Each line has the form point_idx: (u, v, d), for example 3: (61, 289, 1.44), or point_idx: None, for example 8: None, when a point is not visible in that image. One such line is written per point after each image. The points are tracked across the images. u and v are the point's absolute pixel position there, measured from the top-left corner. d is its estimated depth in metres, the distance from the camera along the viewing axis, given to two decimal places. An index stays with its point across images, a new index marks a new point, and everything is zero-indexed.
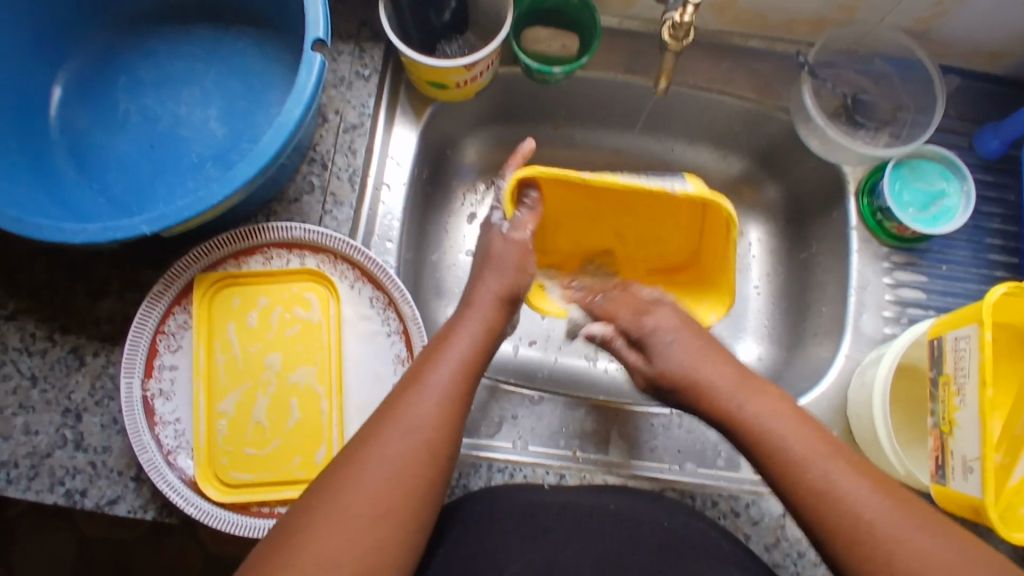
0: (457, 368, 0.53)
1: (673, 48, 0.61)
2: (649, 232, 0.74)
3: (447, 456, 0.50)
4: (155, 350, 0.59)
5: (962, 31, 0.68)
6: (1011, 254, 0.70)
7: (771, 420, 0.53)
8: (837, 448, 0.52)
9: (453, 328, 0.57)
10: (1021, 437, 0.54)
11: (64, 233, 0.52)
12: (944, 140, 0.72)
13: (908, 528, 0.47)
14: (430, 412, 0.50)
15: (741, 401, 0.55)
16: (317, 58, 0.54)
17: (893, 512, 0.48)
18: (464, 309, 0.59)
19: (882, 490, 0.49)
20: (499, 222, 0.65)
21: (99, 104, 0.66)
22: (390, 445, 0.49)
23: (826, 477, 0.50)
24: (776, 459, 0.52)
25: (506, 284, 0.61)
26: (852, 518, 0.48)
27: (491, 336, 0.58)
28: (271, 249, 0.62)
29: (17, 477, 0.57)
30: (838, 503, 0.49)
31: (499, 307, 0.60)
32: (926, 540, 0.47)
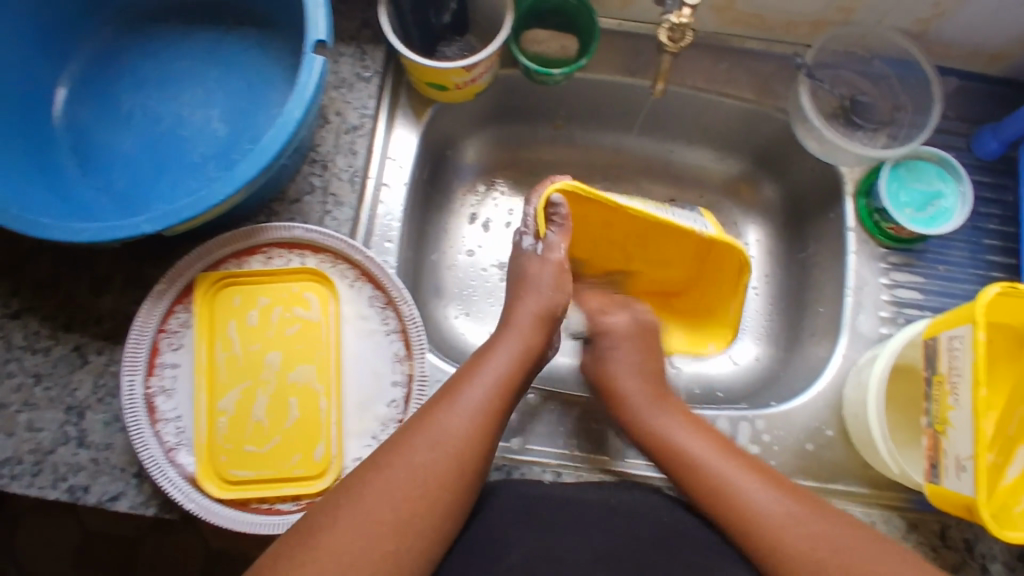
0: (495, 385, 0.55)
1: (670, 49, 0.62)
2: (654, 256, 0.74)
3: (477, 471, 0.51)
4: (157, 348, 0.60)
5: (960, 32, 0.69)
6: (1008, 256, 0.71)
7: (676, 431, 0.59)
8: (732, 450, 0.57)
9: (490, 347, 0.59)
10: (1012, 436, 0.55)
11: (68, 232, 0.52)
12: (942, 141, 0.73)
13: (788, 513, 0.51)
14: (464, 423, 0.51)
15: (652, 415, 0.61)
16: (317, 60, 0.55)
17: (776, 501, 0.52)
18: (506, 327, 0.61)
19: (767, 485, 0.53)
20: (531, 244, 0.66)
21: (103, 106, 0.67)
22: (421, 452, 0.49)
23: (717, 472, 0.55)
24: (678, 463, 0.57)
25: (546, 306, 0.62)
26: (740, 512, 0.52)
27: (531, 355, 0.59)
28: (272, 249, 0.63)
29: (20, 474, 0.58)
30: (726, 496, 0.53)
31: (538, 327, 0.61)
32: (812, 525, 0.50)
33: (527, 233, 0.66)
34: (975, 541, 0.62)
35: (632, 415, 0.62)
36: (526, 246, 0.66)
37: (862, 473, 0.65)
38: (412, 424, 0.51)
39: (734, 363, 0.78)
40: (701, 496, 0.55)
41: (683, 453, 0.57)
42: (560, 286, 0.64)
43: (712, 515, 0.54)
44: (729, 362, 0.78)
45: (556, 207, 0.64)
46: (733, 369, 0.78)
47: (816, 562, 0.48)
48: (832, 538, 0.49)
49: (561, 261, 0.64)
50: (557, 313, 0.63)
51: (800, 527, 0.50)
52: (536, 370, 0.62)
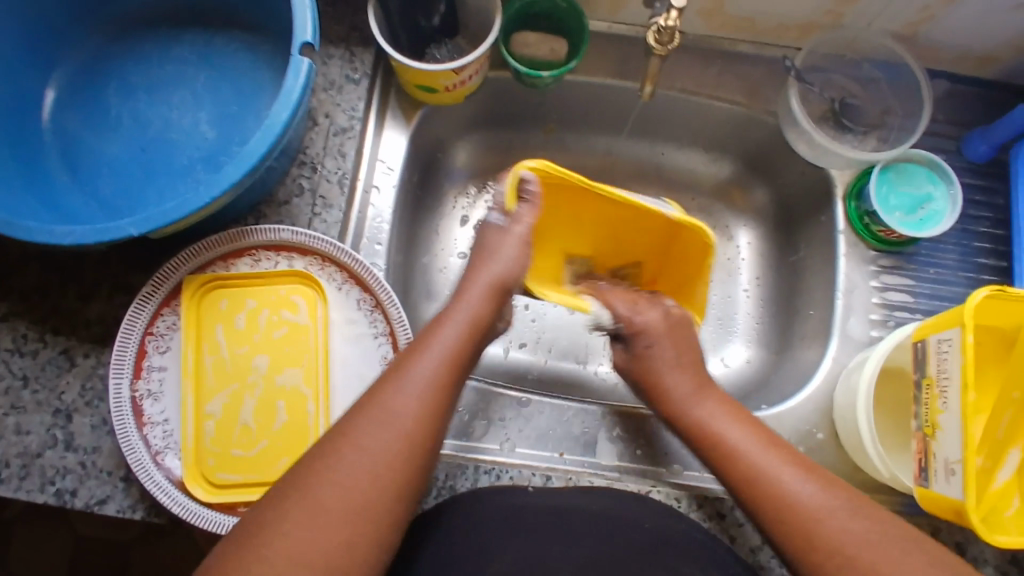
0: (444, 361, 0.54)
1: (658, 52, 0.62)
2: (622, 245, 0.76)
3: (428, 447, 0.50)
4: (144, 351, 0.59)
5: (949, 36, 0.69)
6: (999, 258, 0.71)
7: (715, 419, 0.58)
8: (774, 442, 0.55)
9: (441, 320, 0.57)
10: (1002, 440, 0.55)
11: (53, 235, 0.52)
12: (932, 144, 0.73)
13: (827, 504, 0.50)
14: (411, 402, 0.50)
15: (691, 405, 0.59)
16: (304, 62, 0.55)
17: (811, 491, 0.51)
18: (455, 299, 0.60)
19: (809, 477, 0.52)
20: (498, 218, 0.65)
21: (93, 109, 0.67)
22: (371, 436, 0.48)
23: (755, 461, 0.53)
24: (718, 451, 0.56)
25: (496, 278, 0.61)
26: (781, 504, 0.51)
27: (478, 327, 0.58)
28: (260, 252, 0.63)
29: (7, 477, 0.57)
30: (762, 488, 0.52)
31: (489, 298, 0.61)
32: (850, 516, 0.49)
33: (497, 209, 0.66)
34: (967, 545, 0.62)
35: (670, 404, 0.61)
36: (495, 221, 0.65)
37: (852, 476, 0.65)
38: (358, 406, 0.51)
39: (726, 366, 0.78)
40: (740, 488, 0.53)
41: (726, 443, 0.56)
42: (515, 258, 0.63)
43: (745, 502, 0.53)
44: (721, 365, 0.78)
45: (527, 183, 0.63)
46: (725, 372, 0.78)
47: (851, 560, 0.47)
48: (859, 529, 0.48)
49: (525, 234, 0.63)
50: (509, 286, 0.62)
51: (830, 520, 0.48)
52: (488, 341, 0.61)
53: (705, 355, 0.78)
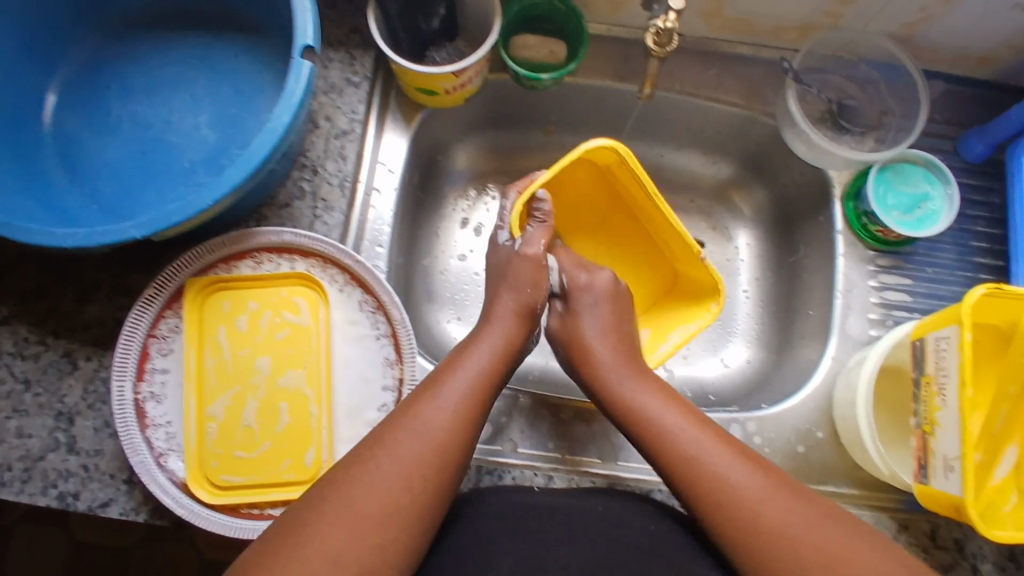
0: (478, 380, 0.54)
1: (656, 54, 0.63)
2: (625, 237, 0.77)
3: (459, 463, 0.50)
4: (147, 353, 0.60)
5: (945, 37, 0.69)
6: (996, 257, 0.71)
7: (649, 404, 0.56)
8: (712, 426, 0.54)
9: (472, 341, 0.58)
10: (998, 436, 0.55)
11: (55, 237, 0.52)
12: (930, 144, 0.73)
13: (760, 490, 0.49)
14: (446, 416, 0.51)
15: (623, 385, 0.58)
16: (306, 65, 0.55)
17: (745, 475, 0.50)
18: (485, 321, 0.60)
19: (746, 464, 0.51)
20: (506, 240, 0.64)
21: (93, 112, 0.67)
22: (405, 446, 0.49)
23: (689, 442, 0.52)
24: (646, 433, 0.55)
25: (523, 300, 0.61)
26: (716, 491, 0.49)
27: (511, 349, 0.58)
28: (261, 254, 0.63)
29: (9, 481, 0.57)
30: (703, 468, 0.51)
31: (519, 321, 0.60)
32: (789, 507, 0.48)
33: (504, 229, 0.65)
34: (966, 541, 0.62)
35: (601, 382, 0.59)
36: (501, 241, 0.65)
37: (852, 474, 0.66)
38: (393, 418, 0.51)
39: (725, 366, 0.78)
40: (675, 474, 0.52)
41: (656, 427, 0.54)
42: (530, 276, 0.62)
43: (673, 482, 0.52)
44: (720, 365, 0.78)
45: (540, 202, 0.64)
46: (724, 372, 0.78)
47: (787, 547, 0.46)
48: (813, 521, 0.47)
49: (537, 255, 0.62)
50: (536, 307, 0.61)
51: (769, 509, 0.48)
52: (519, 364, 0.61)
53: (705, 356, 0.79)
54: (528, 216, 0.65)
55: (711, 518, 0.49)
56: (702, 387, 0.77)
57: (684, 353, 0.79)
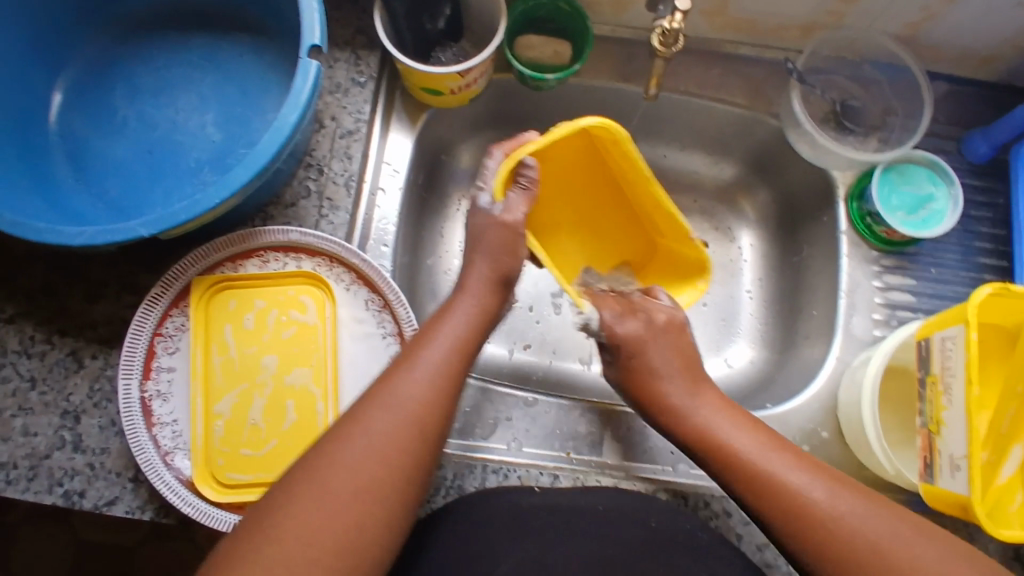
0: (450, 350, 0.54)
1: (662, 54, 0.63)
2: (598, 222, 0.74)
3: (438, 431, 0.51)
4: (153, 351, 0.60)
5: (948, 37, 0.70)
6: (1000, 257, 0.71)
7: (721, 424, 0.57)
8: (781, 443, 0.55)
9: (444, 309, 0.57)
10: (1005, 434, 0.55)
11: (63, 235, 0.53)
12: (933, 145, 0.73)
13: (825, 500, 0.50)
14: (420, 388, 0.51)
15: (691, 405, 0.59)
16: (313, 65, 0.55)
17: (821, 490, 0.51)
18: (457, 292, 0.59)
19: (811, 474, 0.52)
20: (488, 204, 0.60)
21: (99, 112, 0.67)
22: (378, 420, 0.49)
23: (762, 461, 0.53)
24: (715, 450, 0.56)
25: (499, 269, 0.59)
26: (792, 504, 0.51)
27: (484, 317, 0.58)
28: (268, 253, 0.63)
29: (16, 479, 0.57)
30: (780, 486, 0.52)
31: (495, 291, 0.59)
32: (862, 513, 0.49)
33: (485, 190, 0.60)
34: (971, 542, 0.62)
35: (660, 400, 0.60)
36: (483, 204, 0.60)
37: (857, 474, 0.66)
38: (369, 392, 0.51)
39: (729, 366, 0.78)
40: (749, 491, 0.53)
41: (724, 447, 0.55)
42: (507, 247, 0.59)
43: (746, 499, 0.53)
44: (724, 365, 0.78)
45: (527, 167, 0.60)
46: (728, 372, 0.78)
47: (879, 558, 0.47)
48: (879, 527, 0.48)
49: (517, 223, 0.58)
50: (512, 276, 0.60)
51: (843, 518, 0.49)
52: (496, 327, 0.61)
53: (709, 355, 0.79)
54: (512, 182, 0.61)
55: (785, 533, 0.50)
56: None
57: None
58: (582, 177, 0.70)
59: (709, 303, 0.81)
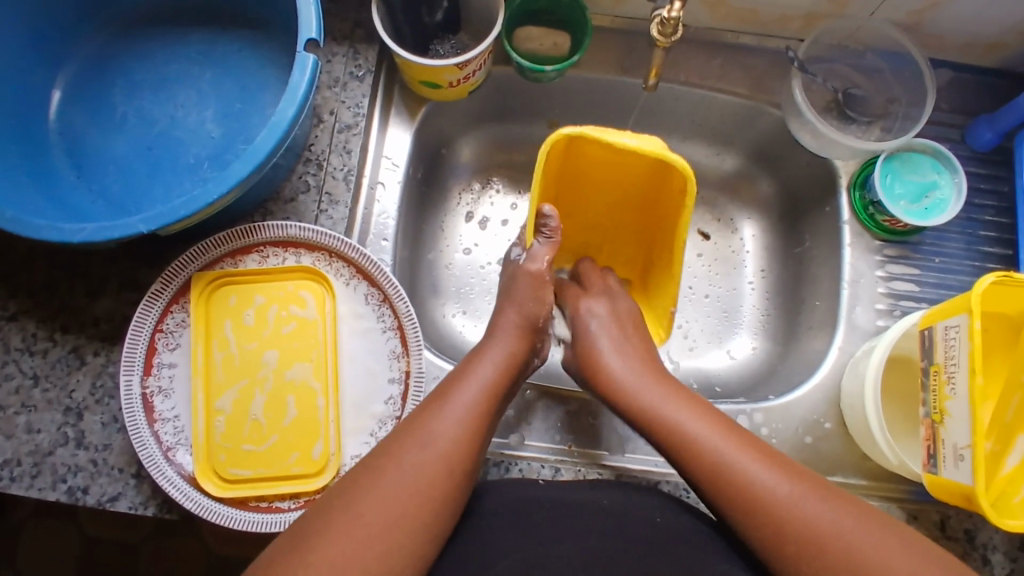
0: (485, 392, 0.55)
1: (662, 44, 0.62)
2: (614, 237, 0.76)
3: (469, 469, 0.50)
4: (154, 348, 0.60)
5: (952, 24, 0.69)
6: (1005, 246, 0.71)
7: (668, 408, 0.57)
8: (729, 427, 0.55)
9: (478, 354, 0.58)
10: (1010, 425, 0.54)
11: (63, 232, 0.53)
12: (937, 133, 0.73)
13: (791, 492, 0.50)
14: (454, 428, 0.51)
15: (640, 390, 0.59)
16: (311, 58, 0.55)
17: (774, 478, 0.50)
18: (490, 336, 0.61)
19: (770, 465, 0.52)
20: (517, 256, 0.67)
21: (98, 109, 0.67)
22: (411, 458, 0.49)
23: (713, 448, 0.53)
24: (669, 437, 0.55)
25: (526, 316, 0.62)
26: (739, 489, 0.50)
27: (515, 363, 0.58)
28: (267, 248, 0.63)
29: (19, 476, 0.58)
30: (728, 475, 0.51)
31: (521, 336, 0.61)
32: (817, 503, 0.49)
33: (518, 245, 0.68)
34: (976, 532, 0.62)
35: (621, 387, 0.60)
36: (515, 257, 0.68)
37: (861, 466, 0.65)
38: (401, 432, 0.52)
39: (732, 358, 0.78)
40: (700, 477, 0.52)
41: (676, 432, 0.55)
42: (535, 296, 0.63)
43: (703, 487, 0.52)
44: (727, 357, 0.78)
45: (545, 219, 0.63)
46: (730, 364, 0.78)
47: (818, 543, 0.47)
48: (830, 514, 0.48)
49: (540, 271, 0.64)
50: (537, 323, 0.62)
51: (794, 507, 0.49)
52: (523, 378, 0.61)
53: (711, 346, 0.79)
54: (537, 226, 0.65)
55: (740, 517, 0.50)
56: (708, 378, 0.77)
57: (690, 344, 0.79)
58: (622, 186, 0.70)
59: (712, 295, 0.81)
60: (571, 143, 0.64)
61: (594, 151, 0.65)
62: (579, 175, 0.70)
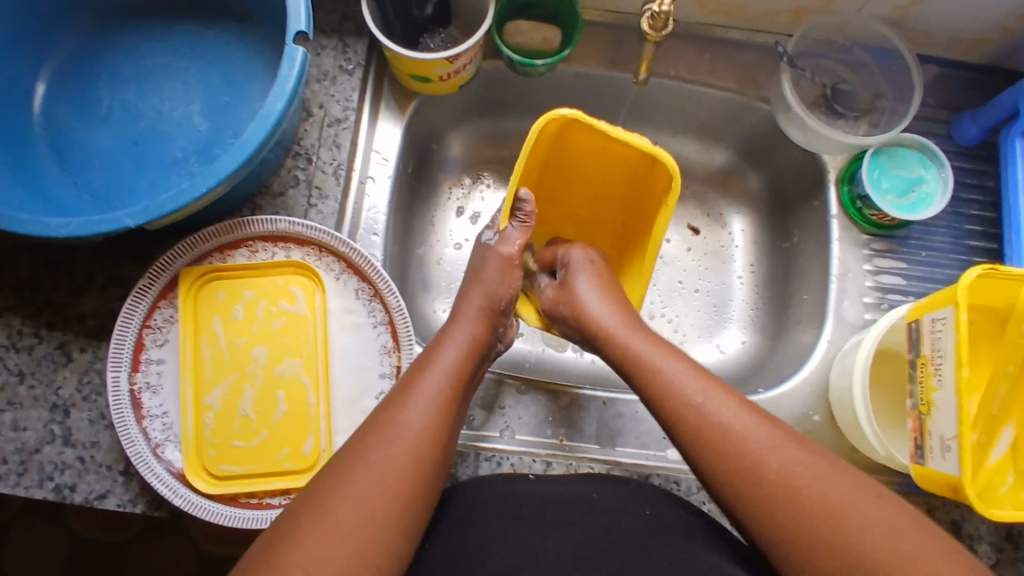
0: (449, 380, 0.54)
1: (652, 38, 0.63)
2: (589, 232, 0.76)
3: (435, 464, 0.50)
4: (142, 344, 0.59)
5: (939, 20, 0.69)
6: (990, 240, 0.71)
7: (651, 355, 0.55)
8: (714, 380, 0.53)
9: (442, 339, 0.58)
10: (996, 415, 0.55)
11: (49, 227, 0.52)
12: (923, 129, 0.73)
13: (772, 446, 0.48)
14: (419, 419, 0.51)
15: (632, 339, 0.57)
16: (299, 52, 0.55)
17: (756, 428, 0.49)
18: (452, 320, 0.60)
19: (753, 419, 0.50)
20: (490, 237, 0.65)
21: (84, 102, 0.66)
22: (389, 446, 0.49)
23: (697, 405, 0.51)
24: (655, 389, 0.53)
25: (489, 298, 0.61)
26: (728, 454, 0.48)
27: (479, 348, 0.58)
28: (257, 243, 0.62)
29: (5, 474, 0.57)
30: (716, 437, 0.49)
31: (483, 317, 0.60)
32: (799, 457, 0.47)
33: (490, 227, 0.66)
34: (963, 522, 0.63)
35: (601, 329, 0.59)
36: (486, 239, 0.66)
37: (850, 457, 0.66)
38: (368, 425, 0.51)
39: (721, 352, 0.78)
40: (693, 438, 0.50)
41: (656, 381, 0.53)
42: (505, 281, 0.62)
43: (685, 441, 0.51)
44: (716, 350, 0.79)
45: (522, 202, 0.62)
46: (720, 358, 0.78)
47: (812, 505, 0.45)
48: (829, 481, 0.46)
49: (511, 254, 0.63)
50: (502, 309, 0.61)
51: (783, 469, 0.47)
52: (486, 363, 0.61)
53: (700, 340, 0.79)
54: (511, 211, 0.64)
55: (729, 481, 0.48)
56: None
57: (680, 338, 0.79)
58: (600, 184, 0.70)
59: (701, 289, 0.81)
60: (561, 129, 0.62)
61: (583, 140, 0.64)
62: (564, 163, 0.69)
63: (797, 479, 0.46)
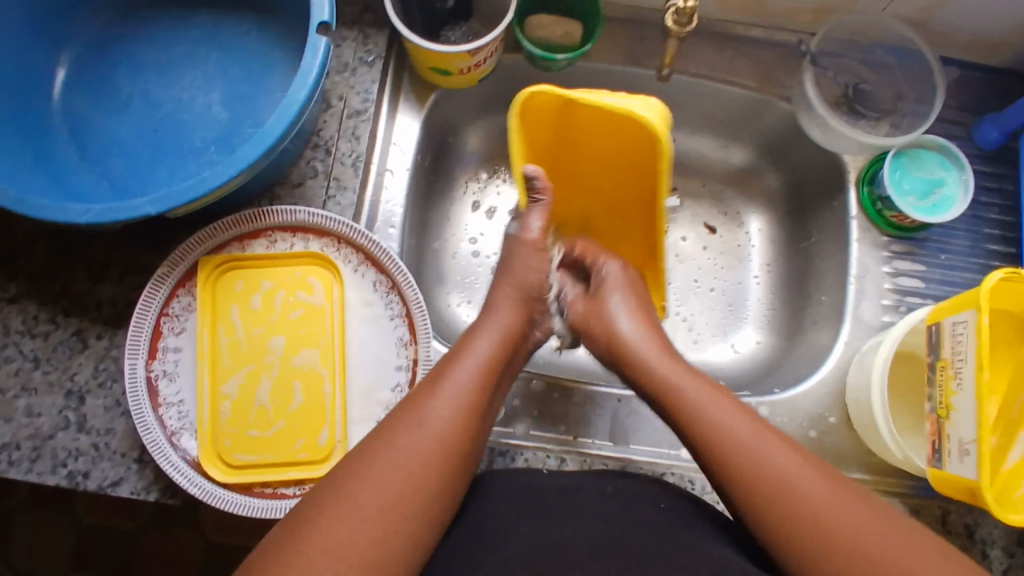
0: (482, 371, 0.54)
1: (675, 34, 0.62)
2: (613, 221, 0.75)
3: (464, 453, 0.50)
4: (159, 332, 0.59)
5: (963, 21, 0.69)
6: (1009, 244, 0.71)
7: (678, 377, 0.56)
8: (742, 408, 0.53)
9: (473, 332, 0.58)
10: (1015, 420, 0.55)
11: (69, 212, 0.52)
12: (944, 130, 0.73)
13: (797, 469, 0.48)
14: (451, 406, 0.51)
15: (657, 363, 0.58)
16: (322, 41, 0.54)
17: (779, 452, 0.49)
18: (487, 312, 0.60)
19: (781, 447, 0.50)
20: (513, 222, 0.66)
21: (103, 89, 0.66)
22: (414, 439, 0.49)
23: (724, 427, 0.51)
24: (681, 411, 0.54)
25: (525, 290, 0.61)
26: (752, 475, 0.49)
27: (513, 340, 0.58)
28: (275, 233, 0.62)
29: (18, 459, 0.57)
30: (742, 457, 0.49)
31: (518, 309, 0.60)
32: (820, 480, 0.48)
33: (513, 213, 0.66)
34: (977, 527, 0.63)
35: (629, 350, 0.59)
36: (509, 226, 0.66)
37: (864, 459, 0.66)
38: (399, 414, 0.51)
39: (736, 352, 0.78)
40: (721, 459, 0.50)
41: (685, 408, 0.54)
42: (532, 267, 0.62)
43: (713, 468, 0.51)
44: (730, 350, 0.78)
45: (531, 180, 0.61)
46: (734, 357, 0.78)
47: (832, 533, 0.45)
48: (854, 510, 0.46)
49: (536, 240, 0.63)
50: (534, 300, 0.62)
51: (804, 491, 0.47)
52: (522, 355, 0.60)
53: (715, 340, 0.79)
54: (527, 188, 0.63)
55: (752, 501, 0.48)
56: (712, 371, 0.77)
57: (694, 337, 0.79)
58: (614, 162, 0.69)
59: (717, 288, 0.81)
60: (548, 108, 0.63)
61: (583, 119, 0.64)
62: (572, 145, 0.69)
63: (813, 502, 0.46)
